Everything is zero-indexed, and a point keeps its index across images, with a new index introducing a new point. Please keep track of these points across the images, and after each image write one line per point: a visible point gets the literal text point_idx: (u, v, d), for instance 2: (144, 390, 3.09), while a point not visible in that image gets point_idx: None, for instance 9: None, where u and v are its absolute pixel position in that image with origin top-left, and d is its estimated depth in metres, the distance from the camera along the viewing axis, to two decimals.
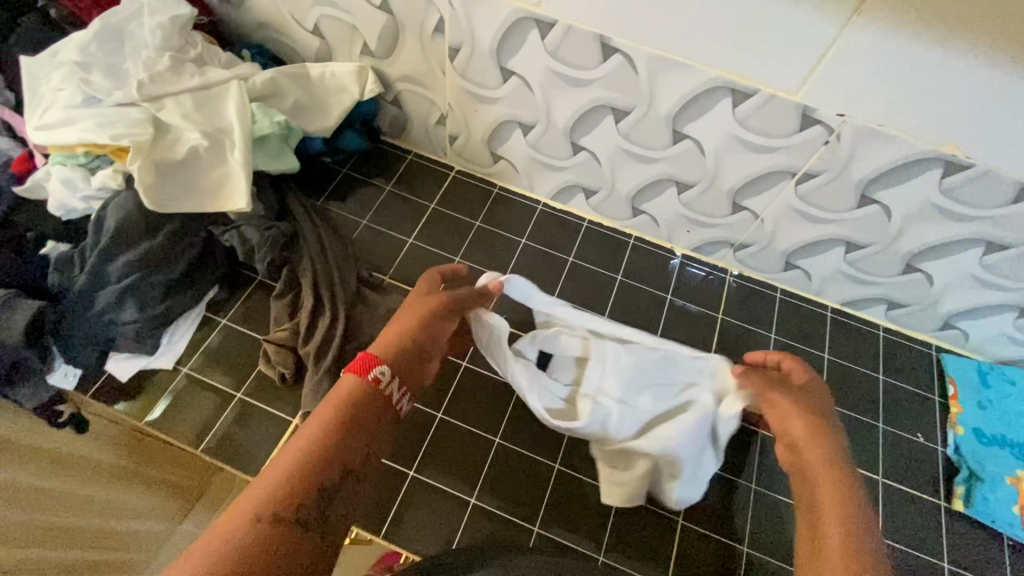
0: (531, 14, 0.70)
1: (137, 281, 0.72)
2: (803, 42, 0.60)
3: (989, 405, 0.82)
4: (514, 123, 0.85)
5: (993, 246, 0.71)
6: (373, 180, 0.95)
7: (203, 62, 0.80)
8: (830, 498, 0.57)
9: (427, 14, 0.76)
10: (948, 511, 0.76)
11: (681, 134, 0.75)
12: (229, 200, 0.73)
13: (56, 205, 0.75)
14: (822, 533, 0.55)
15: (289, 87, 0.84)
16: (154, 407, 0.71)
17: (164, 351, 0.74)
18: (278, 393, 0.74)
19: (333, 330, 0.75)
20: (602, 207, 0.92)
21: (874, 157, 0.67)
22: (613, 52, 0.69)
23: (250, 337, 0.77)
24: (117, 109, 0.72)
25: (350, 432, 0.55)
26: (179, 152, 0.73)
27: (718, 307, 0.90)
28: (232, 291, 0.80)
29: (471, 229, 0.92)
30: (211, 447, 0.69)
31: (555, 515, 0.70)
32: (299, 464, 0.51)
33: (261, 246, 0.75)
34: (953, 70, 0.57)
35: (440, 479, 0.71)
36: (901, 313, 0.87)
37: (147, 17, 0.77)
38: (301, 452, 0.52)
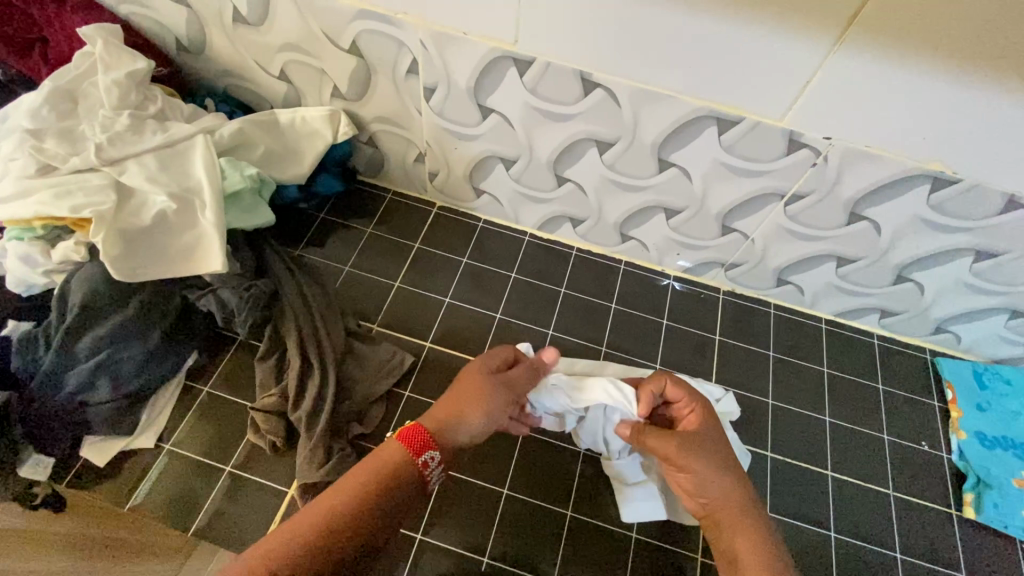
0: (508, 52, 0.68)
1: (109, 357, 0.68)
2: (786, 70, 0.60)
3: (988, 406, 0.83)
4: (496, 158, 0.82)
5: (982, 254, 0.72)
6: (353, 223, 0.92)
7: (165, 117, 0.76)
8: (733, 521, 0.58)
9: (400, 56, 0.73)
10: (961, 519, 0.76)
11: (667, 162, 0.74)
12: (204, 264, 0.70)
13: (15, 281, 0.70)
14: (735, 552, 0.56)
15: (259, 136, 0.80)
16: (137, 490, 0.67)
17: (144, 428, 0.70)
18: (270, 462, 0.70)
19: (324, 390, 0.72)
20: (590, 235, 0.91)
21: (862, 177, 0.67)
22: (594, 86, 0.68)
23: (235, 404, 0.73)
24: (75, 176, 0.68)
25: (380, 502, 0.55)
26: (145, 218, 0.68)
27: (714, 327, 0.89)
28: (212, 357, 0.76)
29: (458, 267, 0.90)
30: (202, 529, 0.65)
31: (571, 565, 0.68)
32: (324, 522, 0.52)
33: (241, 309, 0.72)
34: (936, 92, 0.57)
35: (449, 540, 0.68)
36: (894, 321, 0.87)
37: (102, 75, 0.73)
38: (332, 505, 0.53)
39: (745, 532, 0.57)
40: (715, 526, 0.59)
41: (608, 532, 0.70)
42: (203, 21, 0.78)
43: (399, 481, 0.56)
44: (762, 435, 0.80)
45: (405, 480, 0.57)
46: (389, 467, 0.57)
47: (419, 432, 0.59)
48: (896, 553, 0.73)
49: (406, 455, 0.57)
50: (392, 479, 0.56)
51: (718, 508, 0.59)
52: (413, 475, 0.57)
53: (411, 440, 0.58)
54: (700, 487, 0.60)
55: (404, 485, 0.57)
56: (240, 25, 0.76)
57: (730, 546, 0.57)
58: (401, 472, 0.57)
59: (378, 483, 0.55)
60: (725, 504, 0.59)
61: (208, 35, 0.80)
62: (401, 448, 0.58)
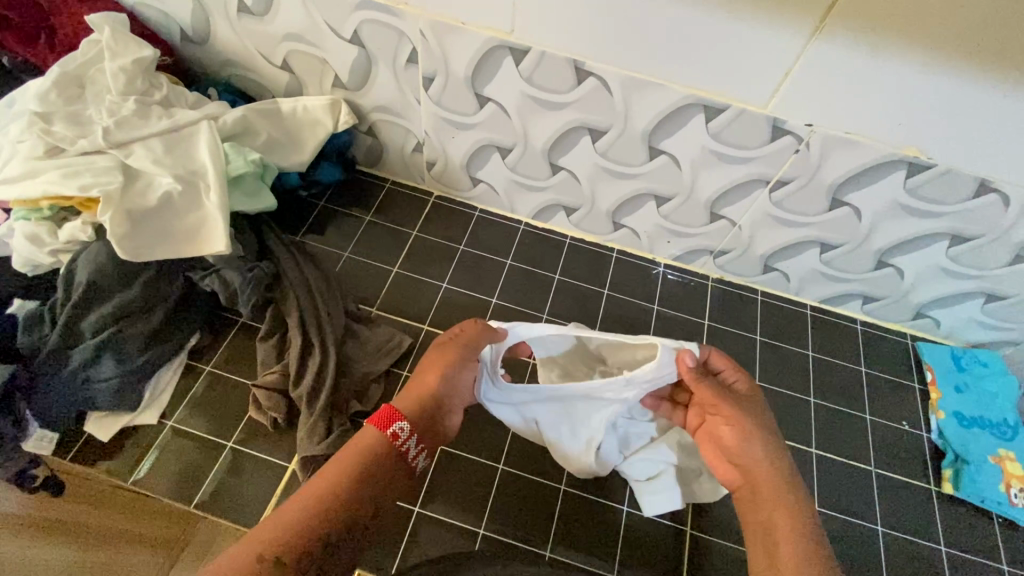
0: (505, 42, 0.71)
1: (114, 335, 0.70)
2: (768, 58, 0.63)
3: (966, 387, 0.86)
4: (492, 146, 0.85)
5: (957, 239, 0.75)
6: (352, 212, 0.94)
7: (170, 103, 0.78)
8: (769, 491, 0.58)
9: (400, 46, 0.76)
10: (940, 495, 0.79)
11: (657, 150, 0.77)
12: (208, 244, 0.71)
13: (22, 261, 0.71)
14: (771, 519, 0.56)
15: (261, 123, 0.83)
16: (140, 465, 0.69)
17: (148, 405, 0.71)
18: (271, 438, 0.72)
19: (324, 368, 0.74)
20: (584, 224, 0.93)
21: (842, 163, 0.71)
22: (587, 75, 0.71)
23: (237, 382, 0.75)
24: (83, 158, 0.70)
25: (360, 482, 0.53)
26: (152, 199, 0.70)
27: (703, 313, 0.91)
28: (214, 338, 0.78)
29: (455, 254, 0.92)
30: (205, 501, 0.67)
31: (565, 537, 0.70)
32: (307, 507, 0.51)
33: (245, 286, 0.74)
34: (907, 80, 0.61)
35: (447, 513, 0.70)
36: (876, 307, 0.90)
37: (109, 62, 0.75)
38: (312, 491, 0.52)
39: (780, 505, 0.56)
40: (752, 492, 0.58)
41: (601, 506, 0.72)
42: (209, 12, 0.80)
43: (380, 460, 0.56)
44: None
45: (387, 460, 0.56)
46: (364, 449, 0.56)
47: (391, 416, 0.57)
48: (877, 526, 0.76)
49: (383, 440, 0.56)
50: (373, 460, 0.55)
51: (755, 484, 0.59)
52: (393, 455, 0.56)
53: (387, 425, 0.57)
54: (741, 453, 0.60)
55: (386, 465, 0.56)
56: (246, 16, 0.79)
57: (767, 519, 0.56)
58: (378, 451, 0.56)
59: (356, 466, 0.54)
60: (768, 484, 0.58)
61: (213, 26, 0.82)
62: (374, 431, 0.57)
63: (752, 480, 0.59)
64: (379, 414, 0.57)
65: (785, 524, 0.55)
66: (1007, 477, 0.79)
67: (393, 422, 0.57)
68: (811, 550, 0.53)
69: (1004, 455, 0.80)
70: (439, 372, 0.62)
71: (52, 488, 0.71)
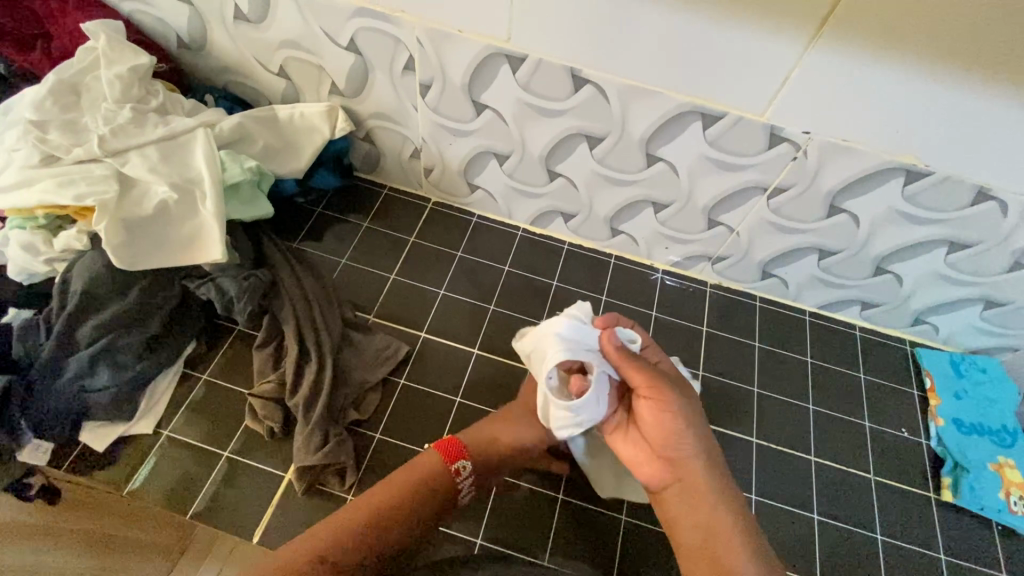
0: (501, 49, 0.71)
1: (110, 344, 0.69)
2: (766, 66, 0.63)
3: (964, 394, 0.86)
4: (489, 153, 0.85)
5: (955, 245, 0.75)
6: (349, 218, 0.94)
7: (166, 111, 0.78)
8: (704, 498, 0.57)
9: (397, 52, 0.76)
10: (939, 502, 0.79)
11: (655, 157, 0.76)
12: (204, 252, 0.71)
13: (16, 269, 0.71)
14: (709, 529, 0.55)
15: (258, 130, 0.82)
16: (135, 475, 0.68)
17: (144, 415, 0.71)
18: (268, 448, 0.71)
19: (321, 377, 0.74)
20: (582, 230, 0.93)
21: (840, 170, 0.70)
22: (584, 83, 0.71)
23: (233, 391, 0.75)
24: (78, 166, 0.70)
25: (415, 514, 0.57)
26: (147, 207, 0.70)
27: (701, 319, 0.91)
28: (211, 346, 0.77)
29: (453, 260, 0.92)
30: (200, 511, 0.67)
31: (563, 546, 0.69)
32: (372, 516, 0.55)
33: (240, 296, 0.73)
34: (904, 88, 0.61)
35: (443, 522, 0.69)
36: (874, 313, 0.90)
37: (105, 70, 0.75)
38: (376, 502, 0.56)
39: (715, 513, 0.56)
40: (686, 499, 0.57)
41: (598, 514, 0.72)
42: (206, 20, 0.80)
43: (432, 489, 0.59)
44: (749, 424, 0.82)
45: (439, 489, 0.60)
46: (424, 474, 0.60)
47: (458, 445, 0.63)
48: (877, 534, 0.76)
49: (445, 466, 0.61)
50: (427, 485, 0.59)
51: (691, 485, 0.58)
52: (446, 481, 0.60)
53: (452, 455, 0.62)
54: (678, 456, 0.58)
55: (434, 493, 0.59)
56: (242, 23, 0.78)
57: (707, 526, 0.55)
58: (436, 479, 0.60)
59: (414, 487, 0.59)
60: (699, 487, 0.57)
61: (209, 33, 0.82)
62: (437, 457, 0.62)
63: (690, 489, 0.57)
64: (448, 441, 0.63)
65: (718, 529, 0.55)
66: (1007, 485, 0.78)
67: (456, 458, 0.62)
68: (749, 553, 0.53)
69: (1003, 463, 0.79)
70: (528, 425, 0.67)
71: (49, 495, 0.70)
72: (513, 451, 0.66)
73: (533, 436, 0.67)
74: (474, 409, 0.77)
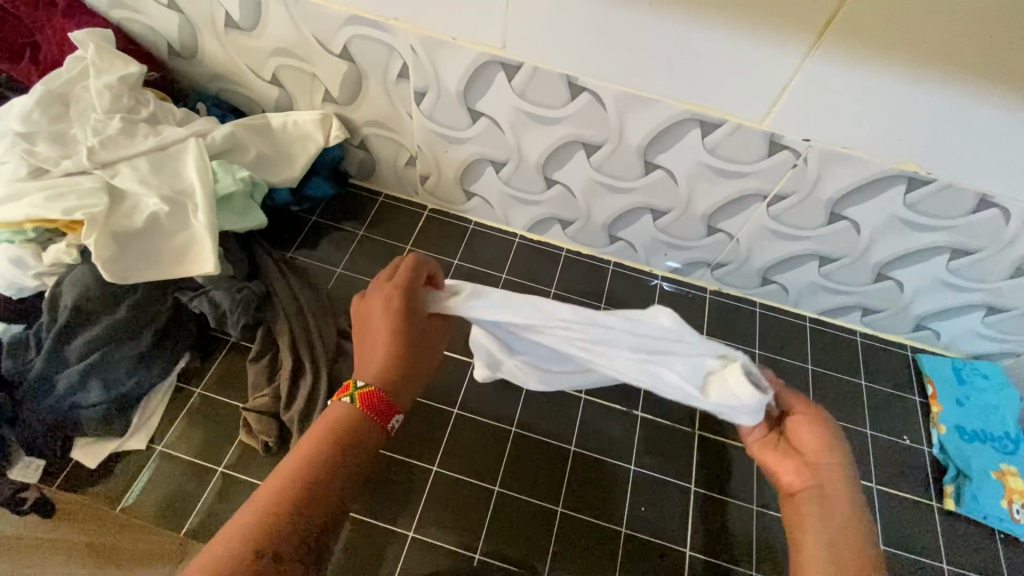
0: (496, 57, 0.69)
1: (101, 359, 0.68)
2: (766, 74, 0.62)
3: (966, 400, 0.85)
4: (486, 160, 0.84)
5: (957, 252, 0.74)
6: (345, 226, 0.93)
7: (157, 121, 0.77)
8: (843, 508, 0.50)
9: (390, 60, 0.74)
10: (941, 511, 0.78)
11: (653, 164, 0.75)
12: (196, 265, 0.70)
13: (4, 284, 0.70)
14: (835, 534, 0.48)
15: (250, 139, 0.81)
16: (129, 491, 0.67)
17: (136, 430, 0.70)
18: (263, 463, 0.70)
19: (317, 390, 0.73)
20: (579, 236, 0.92)
21: (840, 177, 0.69)
22: (581, 90, 0.70)
23: (227, 405, 0.74)
24: (67, 179, 0.69)
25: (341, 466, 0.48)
26: (138, 220, 0.69)
27: (701, 326, 0.90)
28: (204, 359, 0.76)
29: (450, 268, 0.91)
30: (195, 528, 0.66)
31: (563, 559, 0.68)
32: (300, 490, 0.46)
33: (234, 309, 0.73)
34: (906, 96, 0.60)
35: (441, 537, 0.68)
36: (875, 319, 0.89)
37: (94, 79, 0.74)
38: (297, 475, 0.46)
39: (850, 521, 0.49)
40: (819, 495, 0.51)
41: (599, 528, 0.71)
42: (196, 27, 0.79)
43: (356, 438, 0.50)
44: None
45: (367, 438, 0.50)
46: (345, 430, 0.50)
47: (377, 396, 0.51)
48: (879, 545, 0.75)
49: (367, 418, 0.51)
50: (351, 438, 0.49)
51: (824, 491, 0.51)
52: (374, 430, 0.51)
53: (373, 404, 0.51)
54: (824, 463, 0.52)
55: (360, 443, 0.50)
56: (233, 31, 0.77)
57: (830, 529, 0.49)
58: (359, 432, 0.50)
59: (332, 446, 0.48)
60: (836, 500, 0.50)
61: (200, 41, 0.81)
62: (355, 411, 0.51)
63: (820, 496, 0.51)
64: (365, 392, 0.51)
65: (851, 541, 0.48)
66: (1009, 492, 0.77)
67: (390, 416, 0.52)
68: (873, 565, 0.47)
69: (1006, 470, 0.79)
70: (396, 344, 0.54)
71: (43, 509, 0.66)
72: (402, 373, 0.54)
73: (408, 351, 0.55)
74: (472, 421, 0.76)
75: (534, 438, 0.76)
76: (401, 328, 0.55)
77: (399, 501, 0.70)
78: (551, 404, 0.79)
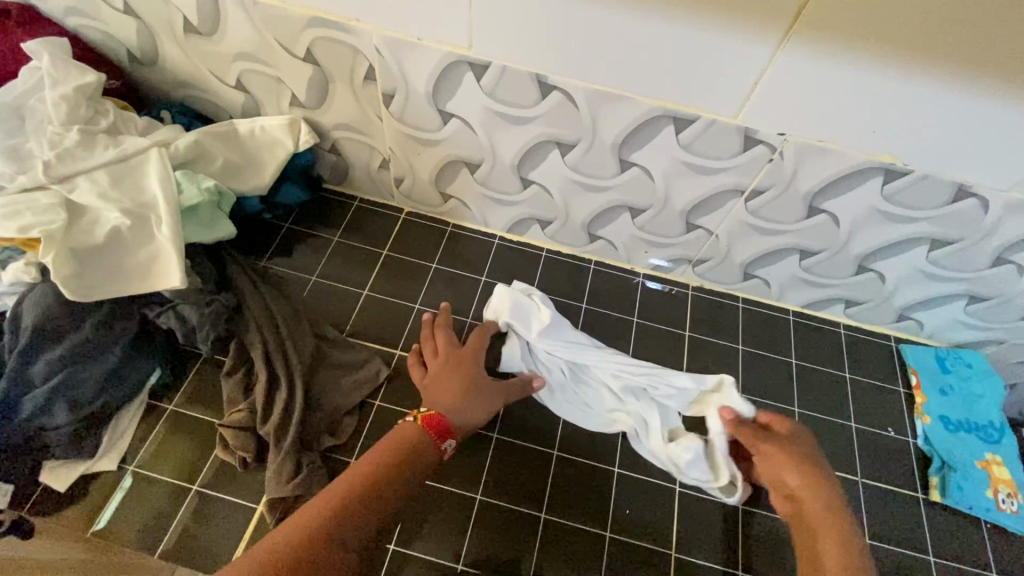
0: (463, 56, 0.68)
1: (65, 381, 0.66)
2: (737, 68, 0.60)
3: (950, 390, 0.84)
4: (460, 161, 0.82)
5: (938, 243, 0.73)
6: (319, 232, 0.91)
7: (117, 131, 0.75)
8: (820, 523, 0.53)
9: (356, 62, 0.72)
10: (927, 502, 0.78)
11: (628, 162, 0.74)
12: (161, 280, 0.68)
13: None
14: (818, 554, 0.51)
15: (216, 147, 0.79)
16: (102, 514, 0.66)
17: (107, 451, 0.68)
18: (239, 479, 0.69)
19: (292, 403, 0.71)
20: (559, 236, 0.91)
21: (818, 170, 0.68)
22: (551, 89, 0.68)
23: (201, 420, 0.72)
24: (24, 196, 0.67)
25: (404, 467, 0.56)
26: (99, 236, 0.67)
27: (683, 323, 0.89)
28: (176, 375, 0.75)
29: (428, 272, 0.89)
30: (169, 549, 0.64)
31: (547, 566, 0.67)
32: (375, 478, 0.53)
33: (202, 324, 0.71)
34: (879, 86, 0.58)
35: (422, 548, 0.67)
36: (859, 310, 0.88)
37: (49, 90, 0.71)
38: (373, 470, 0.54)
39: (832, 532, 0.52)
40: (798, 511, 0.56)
41: (583, 533, 0.70)
42: (155, 33, 0.76)
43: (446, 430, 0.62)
44: None
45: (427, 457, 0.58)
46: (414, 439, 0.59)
47: (435, 421, 0.61)
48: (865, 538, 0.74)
49: (427, 436, 0.59)
50: (406, 452, 0.57)
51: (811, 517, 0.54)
52: (432, 447, 0.59)
53: (433, 426, 0.60)
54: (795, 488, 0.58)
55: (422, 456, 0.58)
56: (193, 35, 0.75)
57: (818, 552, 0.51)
58: (424, 445, 0.58)
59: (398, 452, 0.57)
60: (816, 509, 0.55)
61: (160, 47, 0.78)
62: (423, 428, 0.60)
63: (803, 511, 0.56)
64: (426, 415, 0.61)
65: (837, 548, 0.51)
66: (994, 482, 0.78)
67: (444, 438, 0.60)
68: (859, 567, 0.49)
69: (990, 460, 0.79)
70: (463, 383, 0.67)
71: (18, 532, 0.64)
72: (467, 402, 0.65)
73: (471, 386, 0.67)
74: None
75: (516, 443, 0.75)
76: (461, 372, 0.68)
77: None
78: (533, 408, 0.78)
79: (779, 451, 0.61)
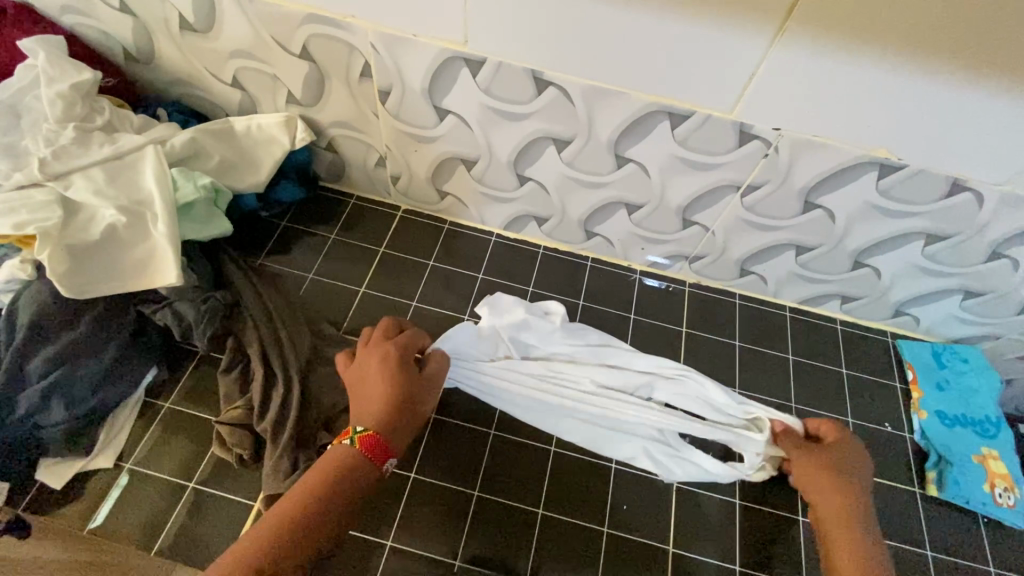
0: (459, 53, 0.68)
1: (61, 378, 0.66)
2: (732, 63, 0.61)
3: (947, 385, 0.85)
4: (457, 159, 0.82)
5: (933, 237, 0.73)
6: (316, 230, 0.91)
7: (113, 128, 0.75)
8: (837, 530, 0.60)
9: (352, 59, 0.72)
10: (924, 497, 0.78)
11: (623, 158, 0.74)
12: (157, 278, 0.68)
13: None
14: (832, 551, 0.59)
15: (212, 144, 0.79)
16: (97, 512, 0.65)
17: (102, 449, 0.68)
18: (235, 476, 0.69)
19: (288, 400, 0.71)
20: (556, 233, 0.91)
21: (813, 166, 0.68)
22: (546, 85, 0.68)
23: (197, 418, 0.72)
24: (19, 193, 0.67)
25: (333, 496, 0.53)
26: (94, 233, 0.67)
27: (680, 320, 0.89)
28: (173, 372, 0.75)
29: (425, 269, 0.89)
30: (165, 546, 0.64)
31: (544, 562, 0.67)
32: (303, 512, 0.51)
33: (199, 321, 0.71)
34: (873, 80, 0.59)
35: (419, 545, 0.67)
36: (855, 306, 0.89)
37: (45, 88, 0.71)
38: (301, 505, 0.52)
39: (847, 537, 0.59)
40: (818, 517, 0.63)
41: (580, 529, 0.70)
42: (150, 31, 0.76)
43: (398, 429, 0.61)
44: None
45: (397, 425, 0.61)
46: (349, 466, 0.55)
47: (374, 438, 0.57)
48: None
49: (367, 460, 0.56)
50: (343, 477, 0.54)
51: (827, 518, 0.61)
52: (370, 471, 0.56)
53: (372, 446, 0.56)
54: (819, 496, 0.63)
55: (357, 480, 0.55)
56: (188, 33, 0.75)
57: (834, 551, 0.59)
58: (360, 469, 0.55)
59: (332, 479, 0.54)
60: (835, 515, 0.61)
61: (156, 44, 0.78)
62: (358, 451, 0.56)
63: (819, 512, 0.62)
64: (365, 436, 0.57)
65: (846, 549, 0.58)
66: (991, 476, 0.78)
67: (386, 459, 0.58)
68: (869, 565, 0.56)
69: (986, 454, 0.79)
70: (393, 397, 0.61)
71: (17, 531, 0.63)
72: (402, 418, 0.60)
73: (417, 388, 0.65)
74: (450, 425, 0.75)
75: (512, 439, 0.75)
76: (400, 378, 0.63)
77: (376, 509, 0.69)
78: None
79: (810, 459, 0.66)
